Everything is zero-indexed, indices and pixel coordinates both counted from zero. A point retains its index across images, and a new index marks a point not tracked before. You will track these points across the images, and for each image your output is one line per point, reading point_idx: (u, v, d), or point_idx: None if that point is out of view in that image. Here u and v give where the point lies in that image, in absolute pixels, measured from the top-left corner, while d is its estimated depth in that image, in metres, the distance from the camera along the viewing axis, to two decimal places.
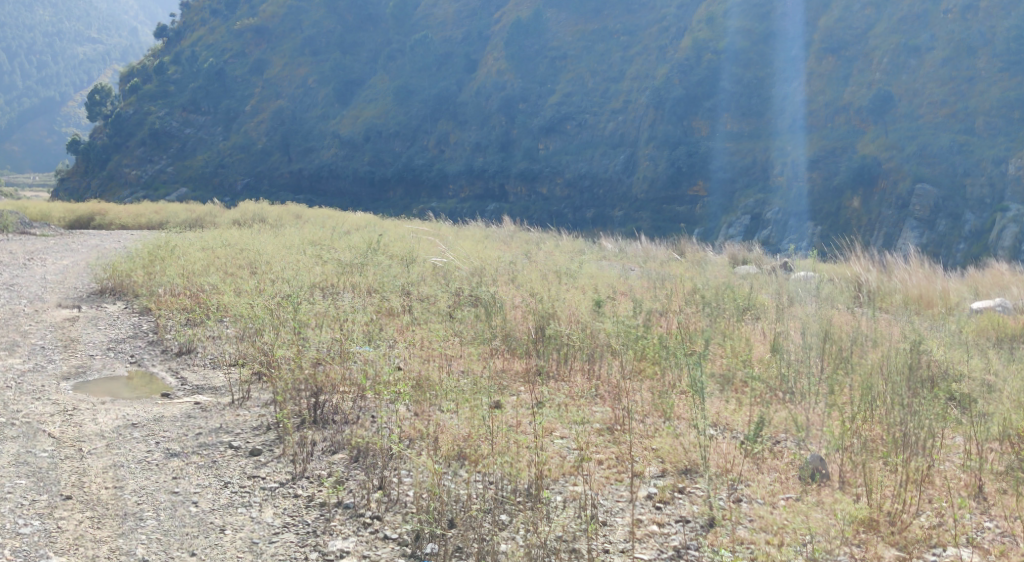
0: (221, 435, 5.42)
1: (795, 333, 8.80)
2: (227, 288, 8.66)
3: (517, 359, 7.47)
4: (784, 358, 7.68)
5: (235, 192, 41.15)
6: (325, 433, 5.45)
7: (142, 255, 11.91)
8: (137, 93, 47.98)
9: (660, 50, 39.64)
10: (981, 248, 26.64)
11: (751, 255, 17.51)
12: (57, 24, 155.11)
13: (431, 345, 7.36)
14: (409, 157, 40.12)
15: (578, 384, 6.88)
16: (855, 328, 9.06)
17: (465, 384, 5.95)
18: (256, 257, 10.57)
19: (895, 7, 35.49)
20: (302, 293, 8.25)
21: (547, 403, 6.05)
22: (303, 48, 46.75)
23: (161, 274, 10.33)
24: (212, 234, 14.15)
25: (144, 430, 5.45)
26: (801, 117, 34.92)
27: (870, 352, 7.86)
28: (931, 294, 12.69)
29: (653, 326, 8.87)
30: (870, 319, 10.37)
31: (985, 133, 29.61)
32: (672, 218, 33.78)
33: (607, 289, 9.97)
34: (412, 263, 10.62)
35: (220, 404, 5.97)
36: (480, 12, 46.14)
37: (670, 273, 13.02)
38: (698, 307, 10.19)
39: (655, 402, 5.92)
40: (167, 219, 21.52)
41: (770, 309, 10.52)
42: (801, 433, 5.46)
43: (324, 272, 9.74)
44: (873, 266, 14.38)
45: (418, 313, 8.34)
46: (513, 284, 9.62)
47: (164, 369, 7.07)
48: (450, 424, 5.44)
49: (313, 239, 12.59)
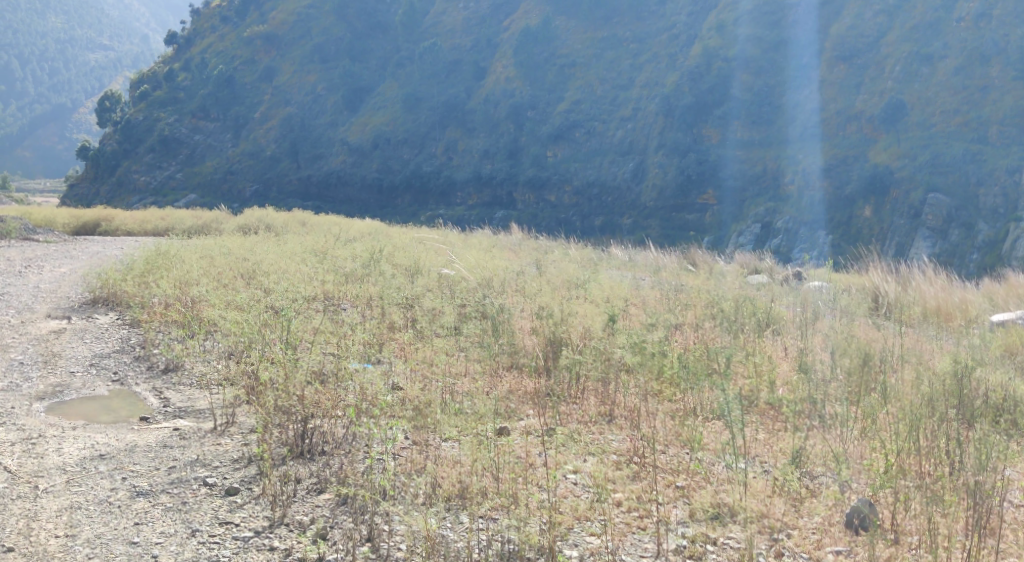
0: (196, 470, 4.94)
1: (822, 354, 8.31)
2: (219, 301, 8.19)
3: (527, 378, 6.98)
4: (810, 379, 7.23)
5: (242, 198, 40.72)
6: (313, 470, 4.97)
7: (138, 264, 11.46)
8: (147, 100, 47.62)
9: (670, 57, 39.20)
10: (994, 258, 26.10)
11: (762, 263, 16.96)
12: (69, 31, 155.60)
13: (434, 367, 6.89)
14: (417, 164, 39.63)
15: (591, 408, 6.39)
16: (883, 346, 8.58)
17: (468, 412, 5.47)
18: (254, 268, 10.08)
19: (907, 15, 35.15)
20: (297, 306, 7.80)
21: (559, 430, 5.60)
22: (312, 56, 46.34)
23: (155, 283, 9.87)
24: (213, 242, 13.79)
25: (110, 464, 4.99)
26: (811, 125, 34.34)
27: (898, 373, 7.43)
28: (951, 306, 12.21)
29: (671, 341, 8.40)
30: (898, 335, 9.85)
31: (999, 142, 29.18)
32: (681, 226, 33.22)
33: (621, 303, 9.53)
34: (417, 274, 10.17)
35: (200, 430, 5.51)
36: (489, 20, 45.77)
37: (684, 285, 12.55)
38: (715, 324, 9.73)
39: (677, 432, 5.44)
40: (172, 225, 21.05)
41: (790, 324, 10.07)
42: (841, 467, 4.98)
43: (323, 283, 9.28)
44: (891, 277, 13.87)
45: (422, 328, 7.88)
46: (523, 297, 9.15)
47: (148, 389, 6.59)
48: (451, 462, 4.94)
49: (315, 247, 12.14)
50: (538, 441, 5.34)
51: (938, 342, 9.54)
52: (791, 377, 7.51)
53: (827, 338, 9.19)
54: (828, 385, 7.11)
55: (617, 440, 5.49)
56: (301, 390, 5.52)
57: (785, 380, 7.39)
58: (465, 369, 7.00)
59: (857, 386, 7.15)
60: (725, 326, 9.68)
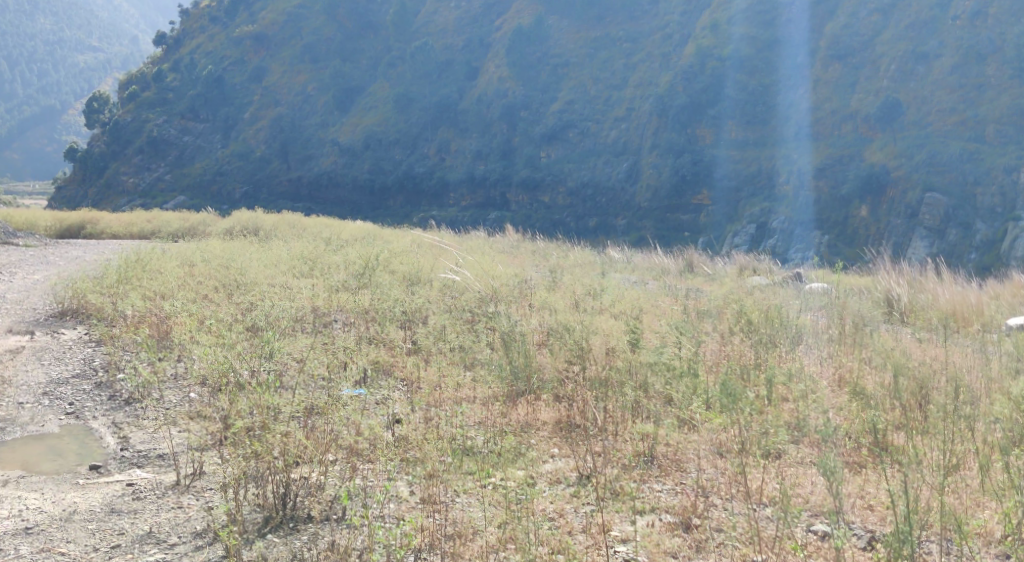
0: (147, 551, 4.12)
1: (863, 377, 7.42)
2: (197, 318, 7.26)
3: (546, 405, 6.17)
4: (864, 405, 6.46)
5: (231, 199, 39.53)
6: (298, 547, 4.18)
7: (112, 273, 10.47)
8: (135, 101, 46.49)
9: (664, 57, 38.33)
10: (993, 258, 25.21)
11: (767, 264, 15.97)
12: (59, 32, 153.42)
13: (439, 403, 6.03)
14: (409, 164, 38.51)
15: (625, 442, 5.59)
16: (925, 362, 7.66)
17: (487, 468, 4.72)
18: (236, 277, 9.15)
19: (902, 14, 34.38)
20: (283, 325, 6.89)
21: (596, 477, 4.81)
22: (302, 56, 45.28)
23: (128, 295, 8.93)
24: (194, 246, 12.81)
25: (35, 543, 4.19)
26: (806, 125, 33.50)
27: (956, 394, 6.61)
28: (970, 310, 11.39)
29: (697, 354, 7.55)
30: (935, 348, 8.88)
31: (997, 141, 28.33)
32: (676, 227, 32.31)
33: (637, 314, 8.61)
34: (418, 284, 9.27)
35: (158, 485, 4.68)
36: (481, 19, 44.76)
37: (695, 291, 11.69)
38: (738, 337, 8.74)
39: (732, 479, 4.69)
40: (159, 229, 20.04)
41: (815, 331, 9.19)
42: (958, 533, 4.33)
43: (314, 293, 8.41)
44: (903, 277, 13.05)
45: (424, 349, 6.99)
46: (533, 311, 8.34)
47: (106, 424, 5.66)
48: (478, 542, 4.21)
49: (305, 253, 11.19)
50: (572, 494, 4.61)
51: (978, 354, 8.60)
52: (841, 402, 6.66)
53: (864, 355, 8.26)
54: (883, 415, 6.29)
55: (665, 489, 4.68)
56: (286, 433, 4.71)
57: (836, 404, 6.56)
58: (476, 398, 6.17)
59: (919, 416, 6.30)
60: (747, 336, 8.72)
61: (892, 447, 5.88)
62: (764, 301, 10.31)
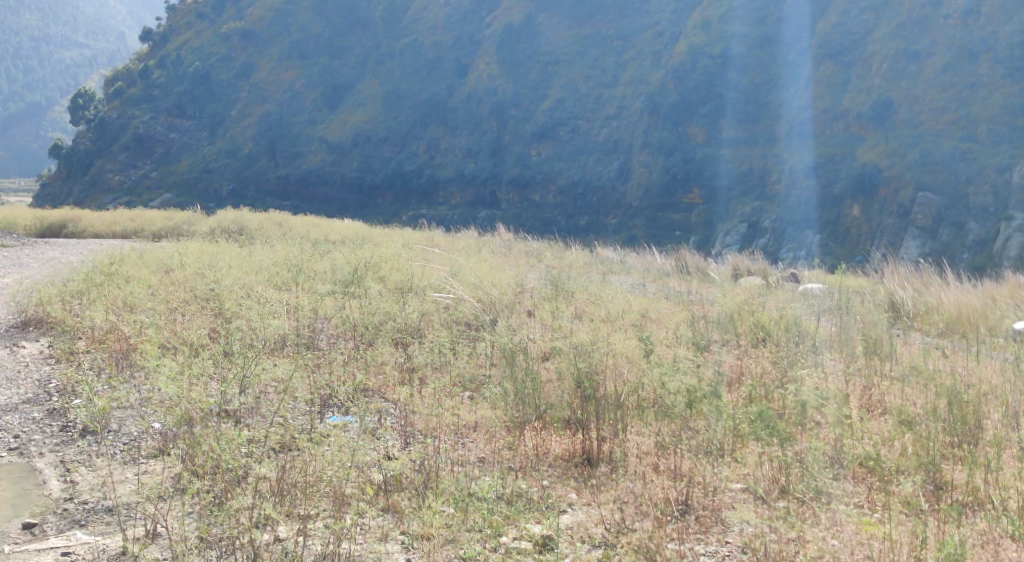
0: None
1: (900, 397, 6.59)
2: (166, 338, 6.47)
3: (557, 434, 5.48)
4: (910, 426, 5.71)
5: (216, 197, 38.58)
6: None
7: (80, 279, 9.68)
8: (121, 97, 45.51)
9: (655, 54, 37.66)
10: (986, 259, 24.74)
11: (760, 265, 15.41)
12: (44, 28, 151.68)
13: (431, 438, 5.31)
14: (399, 162, 37.66)
15: (647, 477, 4.90)
16: (962, 379, 6.86)
17: (495, 537, 4.15)
18: (211, 287, 8.38)
19: (894, 13, 33.77)
20: (260, 346, 6.11)
21: (622, 540, 4.27)
22: (291, 52, 44.45)
23: (93, 304, 8.12)
24: (172, 247, 12.03)
25: None
26: (800, 123, 32.79)
27: (1010, 420, 5.85)
28: (976, 313, 10.63)
29: (711, 370, 6.80)
30: (959, 361, 8.07)
31: (988, 140, 27.73)
32: (667, 226, 31.44)
33: (643, 324, 7.90)
34: (409, 293, 8.52)
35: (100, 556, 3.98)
36: (471, 16, 43.88)
37: (698, 296, 10.99)
38: (749, 347, 7.98)
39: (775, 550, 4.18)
40: (142, 227, 19.21)
41: (826, 339, 8.46)
42: None
43: (295, 303, 7.65)
44: (904, 277, 12.31)
45: (419, 369, 6.27)
46: (535, 323, 7.61)
47: (52, 464, 4.90)
48: None
49: (289, 258, 10.47)
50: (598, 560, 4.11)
51: (1007, 366, 7.77)
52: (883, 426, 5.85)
53: (888, 369, 7.48)
54: (936, 444, 5.49)
55: (709, 555, 4.25)
56: (253, 504, 4.08)
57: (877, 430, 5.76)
58: (476, 426, 5.49)
59: (975, 447, 5.53)
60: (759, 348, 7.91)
61: (953, 485, 5.11)
62: (774, 306, 9.51)
